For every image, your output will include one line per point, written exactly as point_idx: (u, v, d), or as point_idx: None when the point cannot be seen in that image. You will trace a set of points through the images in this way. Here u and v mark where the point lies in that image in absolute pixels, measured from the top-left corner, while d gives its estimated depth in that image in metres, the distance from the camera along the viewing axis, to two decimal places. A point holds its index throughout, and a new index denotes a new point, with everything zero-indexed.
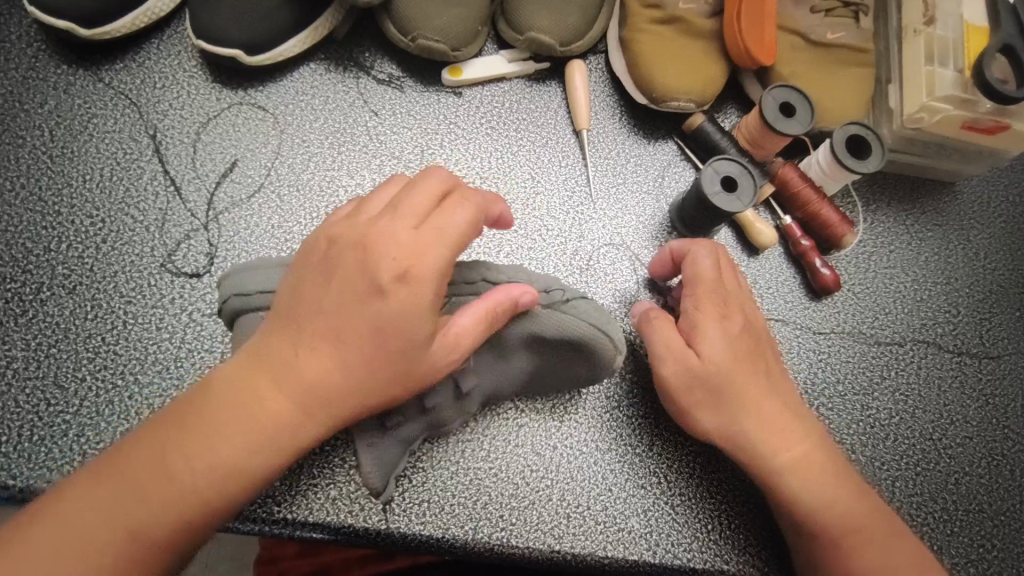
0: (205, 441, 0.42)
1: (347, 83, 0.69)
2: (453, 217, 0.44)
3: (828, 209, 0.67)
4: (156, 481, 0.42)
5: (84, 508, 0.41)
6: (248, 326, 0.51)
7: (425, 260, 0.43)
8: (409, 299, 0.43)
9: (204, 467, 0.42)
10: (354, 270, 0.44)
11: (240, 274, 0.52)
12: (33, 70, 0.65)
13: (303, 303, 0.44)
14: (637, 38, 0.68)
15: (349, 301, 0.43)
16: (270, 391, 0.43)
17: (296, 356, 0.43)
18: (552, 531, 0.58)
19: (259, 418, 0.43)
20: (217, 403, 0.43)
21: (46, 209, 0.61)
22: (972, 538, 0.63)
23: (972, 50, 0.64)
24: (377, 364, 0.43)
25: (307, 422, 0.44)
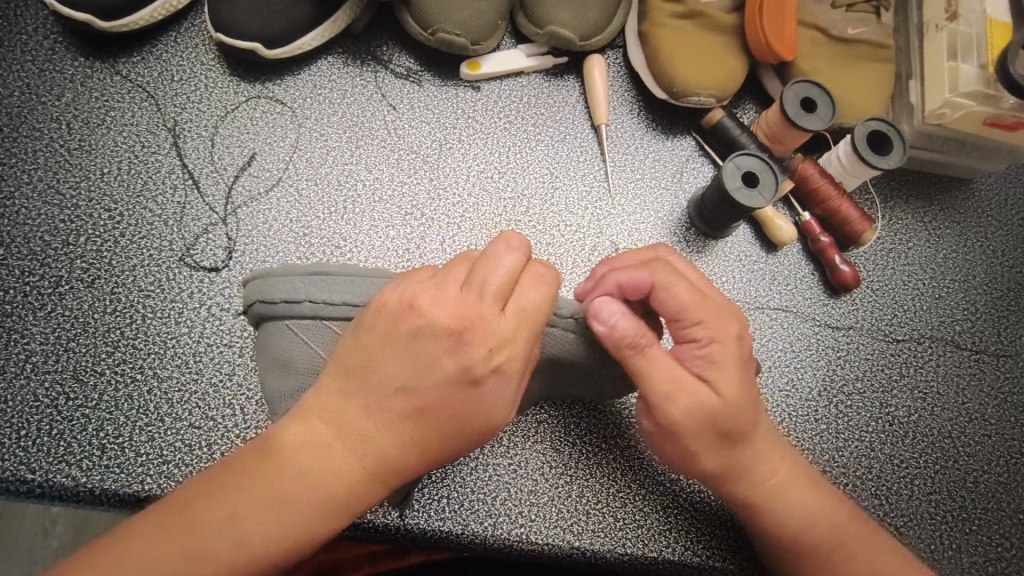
0: (279, 514, 0.40)
1: (365, 77, 0.69)
2: (539, 308, 0.43)
3: (848, 206, 0.67)
4: (224, 555, 0.39)
5: (145, 567, 0.38)
6: (276, 333, 0.51)
7: (513, 356, 0.42)
8: (500, 388, 0.43)
9: (278, 541, 0.40)
10: (441, 353, 0.41)
11: (266, 279, 0.51)
12: (50, 63, 0.64)
13: (385, 377, 0.42)
14: (658, 33, 0.67)
15: (434, 383, 0.41)
16: (344, 458, 0.41)
17: (377, 426, 0.42)
18: (571, 528, 0.58)
19: (330, 484, 0.41)
20: (290, 469, 0.41)
21: (65, 203, 0.61)
22: (991, 537, 0.63)
23: (995, 45, 0.63)
24: (450, 443, 0.43)
25: (375, 489, 0.42)
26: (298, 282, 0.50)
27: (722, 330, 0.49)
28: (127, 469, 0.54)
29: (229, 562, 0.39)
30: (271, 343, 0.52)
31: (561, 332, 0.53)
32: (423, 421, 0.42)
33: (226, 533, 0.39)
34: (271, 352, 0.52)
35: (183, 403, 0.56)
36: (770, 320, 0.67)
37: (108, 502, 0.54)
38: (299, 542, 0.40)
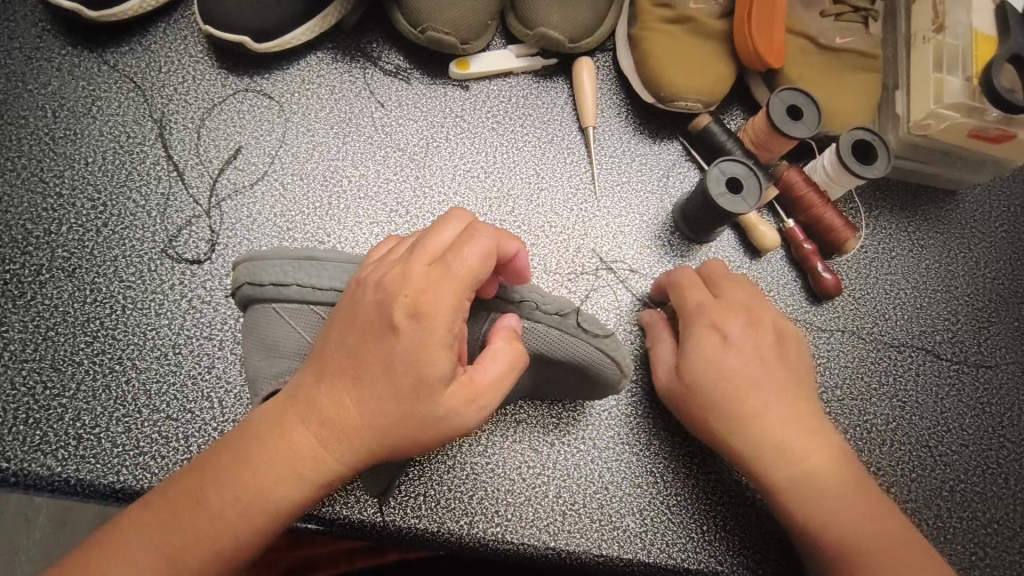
0: (238, 481, 0.42)
1: (354, 73, 0.69)
2: (472, 271, 0.42)
3: (831, 214, 0.67)
4: (193, 523, 0.42)
5: (133, 529, 0.42)
6: (260, 315, 0.52)
7: (434, 299, 0.41)
8: (422, 340, 0.41)
9: (237, 508, 0.42)
10: (373, 311, 0.43)
11: (256, 261, 0.52)
12: (37, 51, 0.64)
13: (334, 349, 0.44)
14: (647, 37, 0.68)
15: (371, 350, 0.42)
16: (295, 427, 0.43)
17: (320, 393, 0.43)
18: (547, 528, 0.58)
19: (285, 453, 0.43)
20: (252, 440, 0.44)
21: (48, 191, 0.61)
22: (966, 546, 0.63)
23: (980, 58, 0.64)
24: (393, 403, 0.42)
25: (331, 458, 0.43)
26: (289, 266, 0.52)
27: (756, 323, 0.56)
28: (103, 459, 0.54)
29: (197, 528, 0.42)
30: (257, 325, 0.53)
31: (545, 328, 0.55)
32: (364, 380, 0.42)
33: (195, 502, 0.42)
34: (257, 334, 0.53)
35: (161, 395, 0.56)
36: None
37: (83, 492, 0.53)
38: (258, 510, 0.42)
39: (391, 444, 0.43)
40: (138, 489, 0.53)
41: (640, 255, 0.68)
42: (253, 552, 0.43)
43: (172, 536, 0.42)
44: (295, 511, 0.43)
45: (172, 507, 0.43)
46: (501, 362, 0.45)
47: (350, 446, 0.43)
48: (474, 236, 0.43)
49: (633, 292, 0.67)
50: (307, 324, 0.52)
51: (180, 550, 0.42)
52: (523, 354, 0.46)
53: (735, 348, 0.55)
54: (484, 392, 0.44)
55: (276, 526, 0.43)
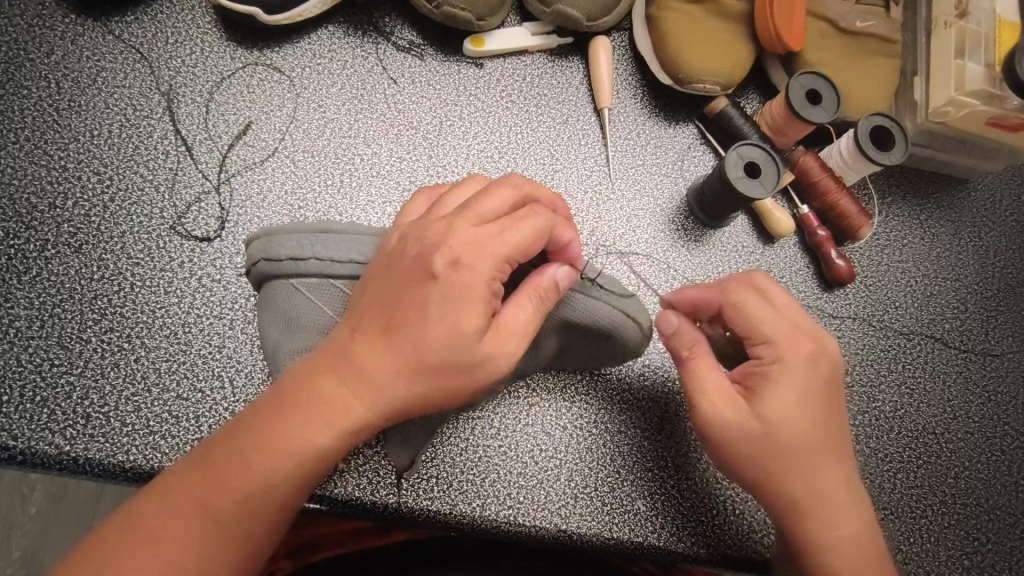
0: (268, 435, 0.41)
1: (366, 48, 0.68)
2: (518, 238, 0.43)
3: (847, 200, 0.67)
4: (228, 492, 0.40)
5: (170, 485, 0.41)
6: (278, 291, 0.52)
7: (481, 252, 0.42)
8: (462, 287, 0.41)
9: (268, 463, 0.40)
10: (416, 259, 0.43)
11: (271, 237, 0.52)
12: (40, 18, 0.62)
13: (370, 304, 0.43)
14: (666, 17, 0.66)
15: (410, 303, 0.42)
16: (326, 380, 0.41)
17: (356, 343, 0.42)
18: (559, 511, 0.58)
19: (316, 404, 0.41)
20: (284, 391, 0.42)
21: (52, 164, 0.59)
22: (968, 532, 0.64)
23: (1002, 45, 0.63)
24: (427, 350, 0.41)
25: (360, 410, 0.41)
26: (306, 240, 0.51)
27: (794, 351, 0.50)
28: (112, 438, 0.53)
29: (232, 496, 0.40)
30: (276, 302, 0.52)
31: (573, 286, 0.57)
32: (400, 327, 0.41)
33: (228, 472, 0.41)
34: (276, 310, 0.52)
35: (171, 374, 0.55)
36: None
37: (92, 471, 0.53)
38: (290, 465, 0.41)
39: (424, 392, 0.41)
40: (149, 469, 0.53)
41: (654, 238, 0.67)
42: (281, 510, 0.42)
43: (207, 508, 0.40)
44: (323, 468, 0.42)
45: (205, 467, 0.41)
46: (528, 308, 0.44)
47: (382, 395, 0.41)
48: (528, 213, 0.45)
49: (645, 276, 0.66)
50: (326, 297, 0.51)
51: (217, 520, 0.40)
52: (537, 327, 0.45)
53: (801, 405, 0.49)
54: (518, 335, 0.43)
55: (306, 481, 0.42)
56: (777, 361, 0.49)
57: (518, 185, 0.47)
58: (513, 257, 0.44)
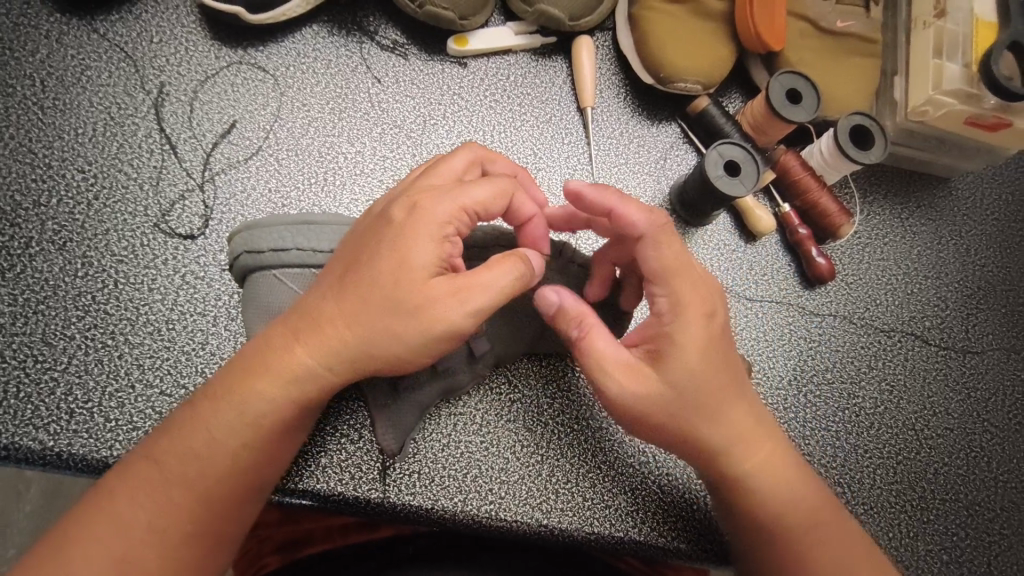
0: (233, 387, 0.44)
1: (350, 48, 0.68)
2: (481, 192, 0.47)
3: (827, 198, 0.68)
4: (192, 446, 0.44)
5: (145, 446, 0.45)
6: (260, 283, 0.52)
7: (434, 201, 0.45)
8: (414, 231, 0.44)
9: (234, 414, 0.44)
10: (378, 218, 0.46)
11: (252, 230, 0.53)
12: (25, 18, 0.62)
13: (337, 265, 0.46)
14: (648, 17, 0.67)
15: (369, 259, 0.44)
16: (285, 336, 0.45)
17: (314, 299, 0.45)
18: (540, 506, 0.58)
19: (275, 358, 0.44)
20: (249, 351, 0.46)
21: (37, 162, 0.59)
22: (948, 527, 0.65)
23: (979, 45, 0.64)
24: (376, 294, 0.43)
25: (315, 359, 0.44)
26: (286, 232, 0.52)
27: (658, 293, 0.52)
28: (96, 434, 0.53)
29: (194, 450, 0.43)
30: (258, 297, 0.52)
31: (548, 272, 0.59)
32: (353, 278, 0.44)
33: (193, 428, 0.44)
34: (260, 305, 0.52)
35: (154, 370, 0.56)
36: (746, 309, 0.68)
37: (76, 466, 0.53)
38: (253, 413, 0.44)
39: (373, 335, 0.43)
40: None
41: None
42: (247, 457, 0.44)
43: (170, 463, 0.43)
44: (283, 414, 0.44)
45: (176, 425, 0.45)
46: (506, 274, 0.45)
47: (332, 342, 0.44)
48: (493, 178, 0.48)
49: None
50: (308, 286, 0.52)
51: (180, 474, 0.43)
52: (509, 295, 0.45)
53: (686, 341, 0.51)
54: (478, 290, 0.44)
55: (268, 427, 0.44)
56: (676, 312, 0.50)
57: (473, 154, 0.52)
58: (470, 206, 0.46)
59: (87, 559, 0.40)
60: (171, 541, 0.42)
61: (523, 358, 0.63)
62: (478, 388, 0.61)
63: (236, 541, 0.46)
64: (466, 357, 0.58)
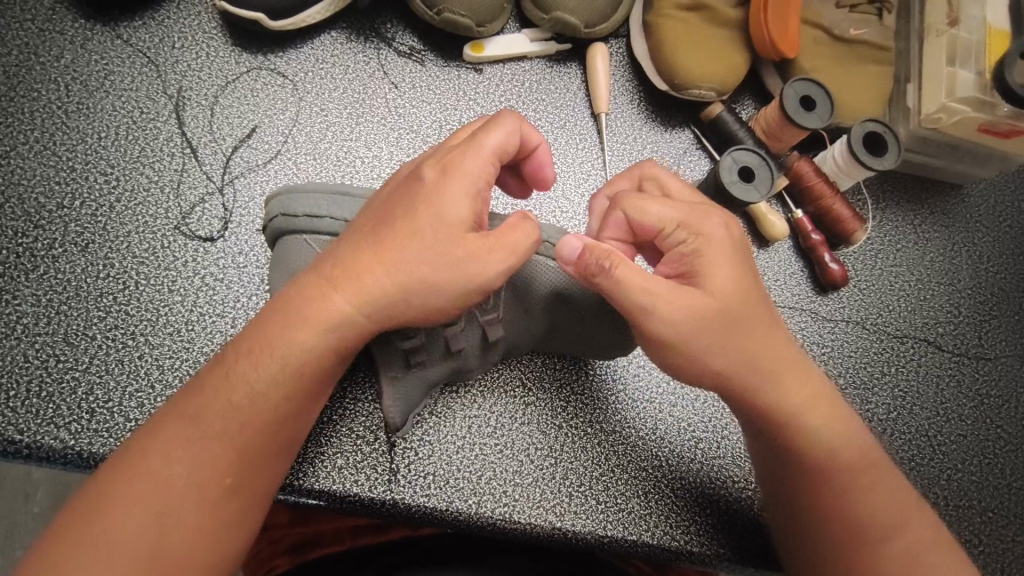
0: (266, 341, 0.44)
1: (367, 54, 0.69)
2: (499, 139, 0.46)
3: (840, 205, 0.68)
4: (227, 402, 0.43)
5: (181, 401, 0.44)
6: (292, 246, 0.52)
7: (458, 156, 0.45)
8: (440, 185, 0.44)
9: (272, 367, 0.44)
10: (404, 180, 0.47)
11: (289, 194, 0.53)
12: (49, 23, 0.64)
13: (364, 223, 0.46)
14: (662, 23, 0.68)
15: (398, 215, 0.44)
16: (317, 289, 0.44)
17: (345, 253, 0.45)
18: (554, 509, 0.58)
19: (308, 311, 0.44)
20: (280, 304, 0.45)
21: (60, 164, 0.60)
22: (961, 534, 0.64)
23: (994, 50, 0.64)
24: (414, 247, 0.44)
25: (351, 311, 0.44)
26: (323, 200, 0.52)
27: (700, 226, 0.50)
28: (116, 433, 0.54)
29: (234, 404, 0.43)
30: (287, 258, 0.53)
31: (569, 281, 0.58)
32: (384, 234, 0.44)
33: (228, 384, 0.44)
34: (286, 268, 0.52)
35: (174, 370, 0.56)
36: None
37: (96, 466, 0.53)
38: (289, 364, 0.44)
39: (413, 291, 0.44)
40: None
41: None
42: (280, 408, 0.44)
43: (211, 421, 0.43)
44: (319, 364, 0.45)
45: (210, 379, 0.44)
46: (528, 229, 0.46)
47: (369, 293, 0.44)
48: (496, 118, 0.47)
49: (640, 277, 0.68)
50: None
51: (223, 429, 0.43)
52: (524, 252, 0.46)
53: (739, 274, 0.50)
54: (507, 250, 0.45)
55: (301, 378, 0.44)
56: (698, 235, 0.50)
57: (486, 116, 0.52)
58: (494, 156, 0.46)
59: (133, 517, 0.41)
60: (215, 499, 0.43)
61: (537, 362, 0.63)
62: (493, 391, 0.61)
63: (272, 496, 0.47)
64: (480, 342, 0.56)
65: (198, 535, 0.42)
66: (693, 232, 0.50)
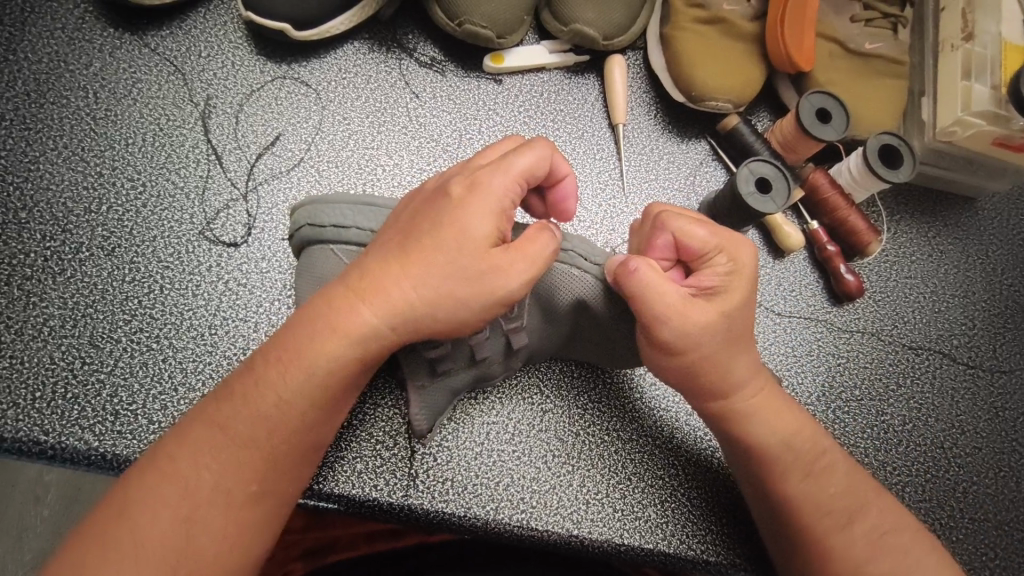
0: (292, 352, 0.45)
1: (389, 64, 0.70)
2: (529, 162, 0.47)
3: (856, 217, 0.68)
4: (255, 408, 0.44)
5: (209, 406, 0.45)
6: (319, 256, 0.53)
7: (487, 174, 0.46)
8: (467, 202, 0.45)
9: (300, 377, 0.44)
10: (432, 196, 0.47)
11: (315, 205, 0.54)
12: (80, 32, 0.65)
13: (391, 235, 0.47)
14: (680, 36, 0.68)
15: (426, 229, 0.45)
16: (342, 300, 0.45)
17: (372, 265, 0.45)
18: (572, 516, 0.59)
19: (334, 322, 0.45)
20: (306, 315, 0.46)
21: (88, 170, 0.61)
22: (977, 546, 0.64)
23: (1009, 67, 0.65)
24: (438, 262, 0.44)
25: (375, 324, 0.45)
26: (349, 210, 0.53)
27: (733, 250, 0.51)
28: (140, 435, 0.54)
29: (261, 412, 0.44)
30: (313, 268, 0.54)
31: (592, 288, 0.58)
32: (411, 248, 0.45)
33: (257, 391, 0.44)
34: (313, 277, 0.54)
35: (197, 374, 0.57)
36: (774, 325, 0.69)
37: (119, 468, 0.54)
38: (315, 375, 0.44)
39: (435, 305, 0.44)
40: None
41: None
42: (306, 415, 0.45)
43: (239, 427, 0.44)
44: (344, 373, 0.45)
45: (238, 386, 0.45)
46: (548, 245, 0.47)
47: (393, 306, 0.44)
48: (529, 143, 0.48)
49: None
50: None
51: (250, 435, 0.44)
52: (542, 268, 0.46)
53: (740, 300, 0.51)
54: (528, 262, 0.46)
55: (325, 387, 0.45)
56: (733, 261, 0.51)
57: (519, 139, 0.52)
58: (520, 177, 0.46)
59: (162, 518, 0.42)
60: (242, 505, 0.44)
61: (554, 370, 0.63)
62: (510, 398, 0.62)
63: (297, 497, 0.48)
64: (503, 348, 0.57)
65: (225, 538, 0.43)
66: (732, 258, 0.51)
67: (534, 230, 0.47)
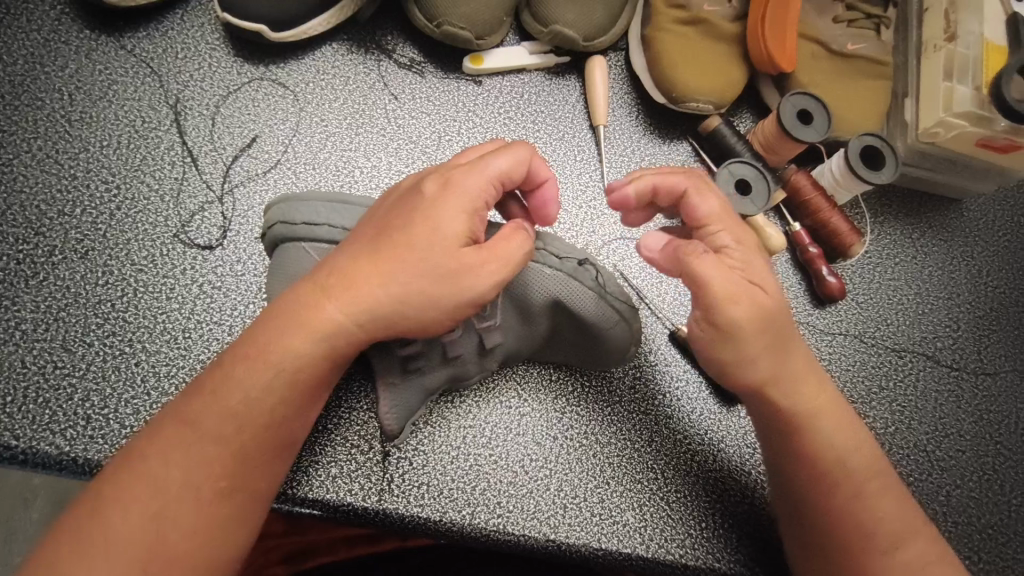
0: (261, 348, 0.44)
1: (368, 65, 0.70)
2: (504, 162, 0.46)
3: (838, 218, 0.68)
4: (224, 405, 0.44)
5: (180, 405, 0.45)
6: (290, 253, 0.52)
7: (462, 173, 0.46)
8: (441, 200, 0.45)
9: (268, 373, 0.44)
10: (408, 195, 0.47)
11: (289, 202, 0.54)
12: (55, 33, 0.65)
13: (364, 233, 0.47)
14: (661, 37, 0.68)
15: (398, 228, 0.45)
16: (312, 297, 0.45)
17: (343, 263, 0.45)
18: (549, 520, 0.58)
19: (304, 318, 0.44)
20: (276, 312, 0.46)
21: (63, 172, 0.61)
22: (960, 550, 0.64)
23: (990, 68, 0.64)
24: (410, 259, 0.44)
25: (344, 320, 0.44)
26: (322, 208, 0.53)
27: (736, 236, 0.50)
28: (111, 440, 0.54)
29: (230, 409, 0.44)
30: (284, 266, 0.53)
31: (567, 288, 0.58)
32: (383, 245, 0.45)
33: (225, 388, 0.44)
34: (285, 274, 0.53)
35: (170, 378, 0.56)
36: None
37: (89, 472, 0.53)
38: (284, 371, 0.44)
39: (405, 303, 0.44)
40: None
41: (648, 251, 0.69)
42: (276, 411, 0.44)
43: (208, 424, 0.43)
44: (311, 369, 0.45)
45: (209, 384, 0.45)
46: (521, 244, 0.46)
47: (363, 303, 0.44)
48: (507, 146, 0.48)
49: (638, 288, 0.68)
50: None
51: (219, 431, 0.43)
52: (514, 267, 0.45)
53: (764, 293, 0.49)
54: (500, 262, 0.45)
55: (294, 383, 0.44)
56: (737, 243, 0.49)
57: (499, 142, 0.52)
58: (495, 177, 0.46)
59: (129, 516, 0.41)
60: (210, 502, 0.43)
61: (532, 373, 0.63)
62: (487, 402, 0.61)
63: (272, 497, 0.47)
64: (477, 347, 0.57)
65: (193, 536, 0.42)
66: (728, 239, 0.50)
67: (509, 229, 0.47)
